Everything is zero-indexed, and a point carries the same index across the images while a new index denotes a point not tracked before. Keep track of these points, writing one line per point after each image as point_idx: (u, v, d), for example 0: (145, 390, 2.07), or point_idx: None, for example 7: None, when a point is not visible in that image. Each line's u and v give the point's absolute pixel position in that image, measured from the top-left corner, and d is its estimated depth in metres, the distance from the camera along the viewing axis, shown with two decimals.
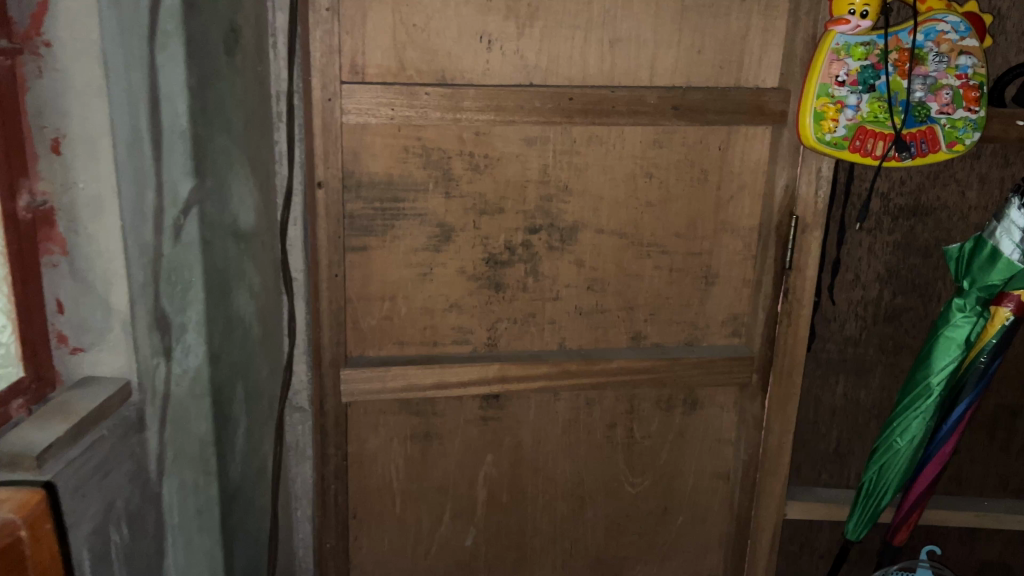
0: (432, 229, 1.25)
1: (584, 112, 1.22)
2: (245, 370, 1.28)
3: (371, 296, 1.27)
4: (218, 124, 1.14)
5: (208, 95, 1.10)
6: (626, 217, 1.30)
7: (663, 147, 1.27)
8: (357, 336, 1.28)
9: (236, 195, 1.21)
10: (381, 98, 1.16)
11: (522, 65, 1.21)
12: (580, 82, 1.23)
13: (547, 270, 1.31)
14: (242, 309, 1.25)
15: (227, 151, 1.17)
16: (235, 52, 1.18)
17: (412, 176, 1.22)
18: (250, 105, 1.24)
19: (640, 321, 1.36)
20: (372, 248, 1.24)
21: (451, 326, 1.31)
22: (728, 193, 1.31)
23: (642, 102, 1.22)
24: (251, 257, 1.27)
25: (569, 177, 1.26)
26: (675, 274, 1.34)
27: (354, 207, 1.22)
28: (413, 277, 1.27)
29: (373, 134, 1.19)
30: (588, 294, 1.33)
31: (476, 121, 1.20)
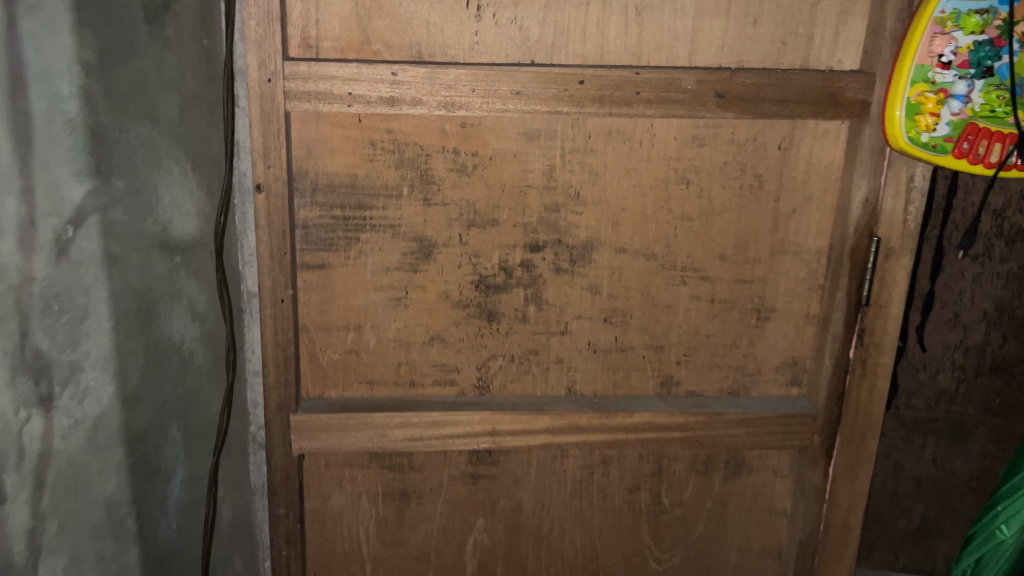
0: (407, 244, 1.00)
1: (598, 99, 0.94)
2: (181, 408, 1.06)
3: (333, 324, 1.03)
4: (133, 109, 0.91)
5: (113, 69, 0.87)
6: (654, 233, 1.02)
7: (704, 146, 0.99)
8: (315, 373, 1.05)
9: (167, 197, 0.99)
10: (337, 78, 0.91)
11: (521, 38, 0.93)
12: (596, 60, 0.95)
13: (554, 297, 1.04)
14: (176, 334, 1.03)
15: (150, 143, 0.95)
16: (163, 21, 0.95)
17: (382, 178, 0.97)
18: (189, 86, 1.01)
19: (672, 364, 1.07)
20: (332, 266, 1.00)
21: (432, 363, 1.05)
22: (790, 206, 1.02)
23: (674, 87, 0.95)
24: (188, 271, 1.05)
25: (581, 182, 0.99)
26: (718, 307, 1.05)
27: (308, 216, 0.98)
28: (384, 302, 1.02)
29: (330, 124, 0.94)
30: (606, 328, 1.05)
31: (458, 109, 0.94)
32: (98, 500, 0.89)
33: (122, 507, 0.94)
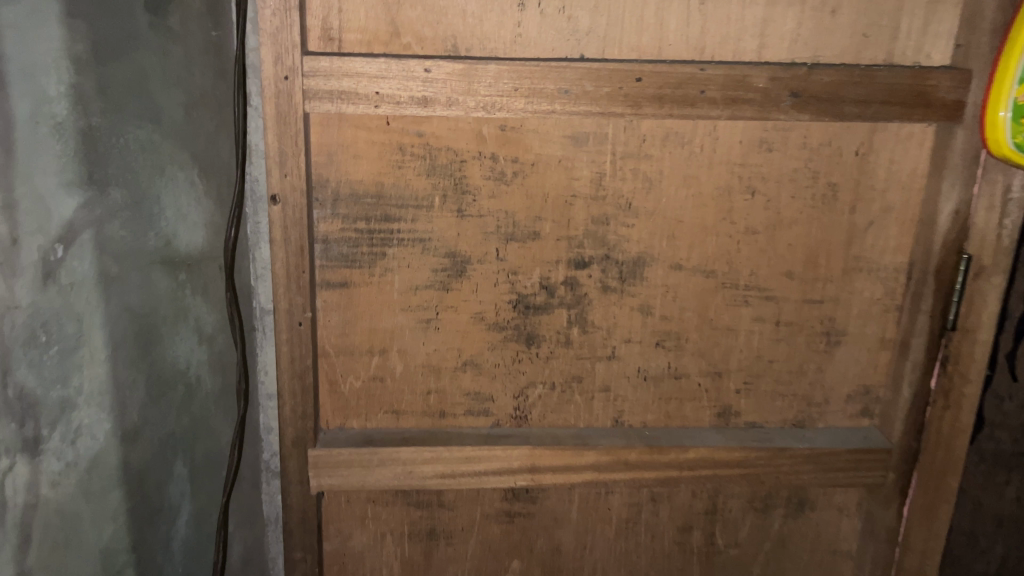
0: (438, 259, 0.90)
1: (658, 98, 0.83)
2: (187, 440, 0.96)
3: (355, 348, 0.92)
4: (133, 110, 0.81)
5: (108, 65, 0.76)
6: (714, 248, 0.91)
7: (772, 151, 0.88)
8: (335, 402, 0.94)
9: (171, 208, 0.88)
10: (363, 75, 0.81)
11: (570, 30, 0.83)
12: (653, 55, 0.84)
13: (600, 319, 0.93)
14: (181, 359, 0.93)
15: (152, 148, 0.84)
16: (166, 10, 0.85)
17: (411, 187, 0.87)
18: (195, 84, 0.91)
19: (731, 393, 0.97)
20: (355, 283, 0.90)
21: (464, 391, 0.95)
22: (866, 218, 0.91)
23: (744, 86, 0.83)
24: (195, 288, 0.94)
25: (634, 191, 0.89)
26: (783, 330, 0.94)
27: (329, 229, 0.87)
28: (411, 324, 0.92)
29: (354, 127, 0.84)
30: (658, 353, 0.94)
31: (499, 110, 0.83)
32: (93, 551, 0.79)
33: (120, 556, 0.84)
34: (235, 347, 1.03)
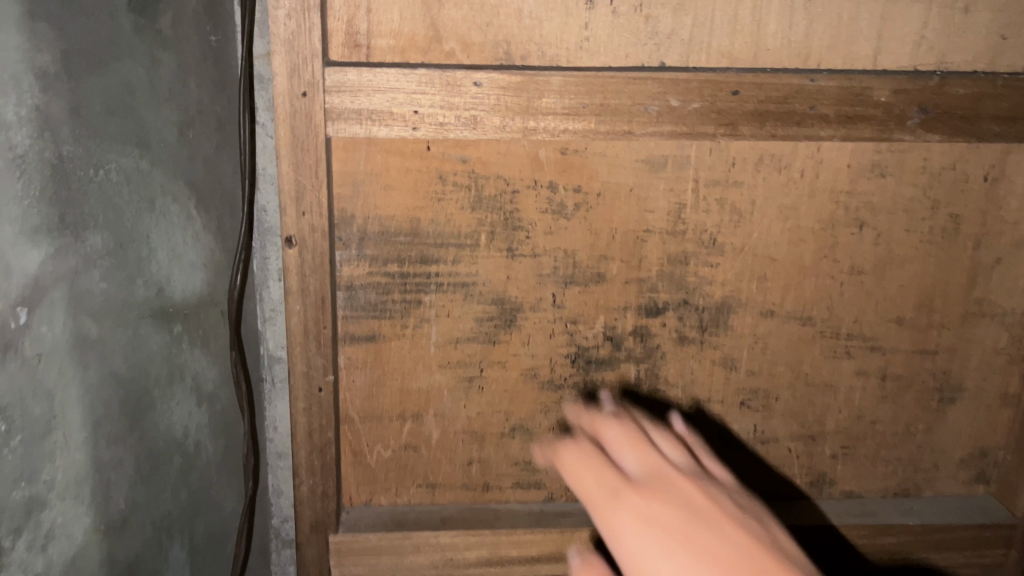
0: (484, 307, 0.75)
1: (757, 115, 0.70)
2: (186, 520, 0.81)
3: (383, 414, 0.77)
4: (116, 134, 0.65)
5: (84, 79, 0.61)
6: (813, 291, 0.76)
7: (885, 177, 0.73)
8: (360, 476, 0.80)
9: (163, 248, 0.73)
10: (398, 91, 0.66)
11: (648, 33, 0.68)
12: (749, 62, 0.69)
13: (674, 374, 0.78)
14: (177, 427, 0.78)
15: (139, 178, 0.69)
16: (156, 11, 0.70)
17: (451, 222, 0.72)
18: (190, 98, 0.76)
19: (826, 459, 0.82)
20: (384, 337, 0.75)
21: (512, 461, 0.80)
22: (993, 254, 0.76)
23: (861, 99, 0.70)
24: (193, 341, 0.79)
25: (719, 225, 0.74)
26: (889, 386, 0.80)
27: (354, 274, 0.72)
28: (451, 384, 0.77)
29: (386, 151, 0.69)
30: (741, 415, 0.80)
31: (561, 132, 0.69)
32: None
33: None
34: (241, 405, 0.88)
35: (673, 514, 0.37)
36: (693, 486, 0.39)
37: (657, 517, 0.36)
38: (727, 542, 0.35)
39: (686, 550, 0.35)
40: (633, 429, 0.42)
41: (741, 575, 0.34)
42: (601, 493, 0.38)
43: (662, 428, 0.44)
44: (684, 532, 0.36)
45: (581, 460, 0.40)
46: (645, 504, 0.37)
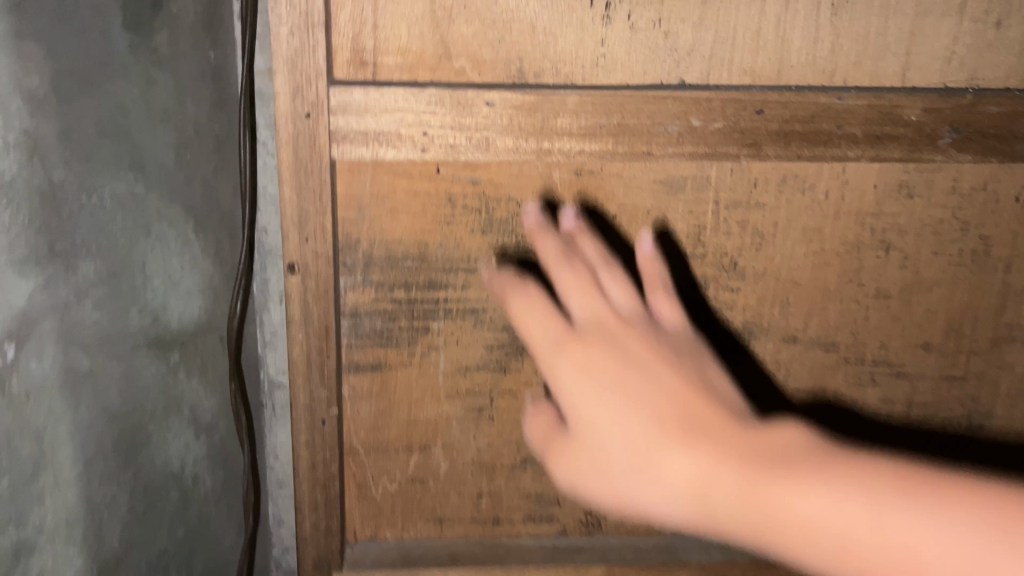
0: (495, 334, 0.72)
1: (782, 136, 0.67)
2: (183, 555, 0.77)
3: (389, 445, 0.74)
4: (109, 157, 0.62)
5: (75, 100, 0.58)
6: (837, 315, 0.73)
7: (913, 198, 0.70)
8: (364, 510, 0.76)
9: (159, 275, 0.70)
10: (406, 112, 0.63)
11: (667, 49, 0.65)
12: (772, 80, 0.66)
13: None
14: (174, 459, 0.75)
15: (133, 202, 0.66)
16: (151, 27, 0.66)
17: (461, 247, 0.69)
18: (187, 118, 0.73)
19: None
20: (391, 366, 0.72)
21: (524, 492, 0.77)
22: None
23: (891, 118, 0.67)
24: (190, 369, 0.76)
25: (740, 248, 0.71)
26: (915, 414, 0.77)
27: (359, 300, 0.69)
28: (460, 415, 0.74)
29: (393, 174, 0.66)
30: None
31: (577, 153, 0.66)
32: None
33: None
34: (241, 434, 0.84)
35: (607, 347, 0.48)
36: (624, 326, 0.50)
37: (595, 358, 0.48)
38: (654, 389, 0.44)
39: (615, 390, 0.45)
40: (585, 277, 0.54)
41: (666, 405, 0.43)
42: (549, 343, 0.50)
43: (614, 271, 0.55)
44: (618, 372, 0.46)
45: (530, 303, 0.54)
46: (585, 356, 0.48)
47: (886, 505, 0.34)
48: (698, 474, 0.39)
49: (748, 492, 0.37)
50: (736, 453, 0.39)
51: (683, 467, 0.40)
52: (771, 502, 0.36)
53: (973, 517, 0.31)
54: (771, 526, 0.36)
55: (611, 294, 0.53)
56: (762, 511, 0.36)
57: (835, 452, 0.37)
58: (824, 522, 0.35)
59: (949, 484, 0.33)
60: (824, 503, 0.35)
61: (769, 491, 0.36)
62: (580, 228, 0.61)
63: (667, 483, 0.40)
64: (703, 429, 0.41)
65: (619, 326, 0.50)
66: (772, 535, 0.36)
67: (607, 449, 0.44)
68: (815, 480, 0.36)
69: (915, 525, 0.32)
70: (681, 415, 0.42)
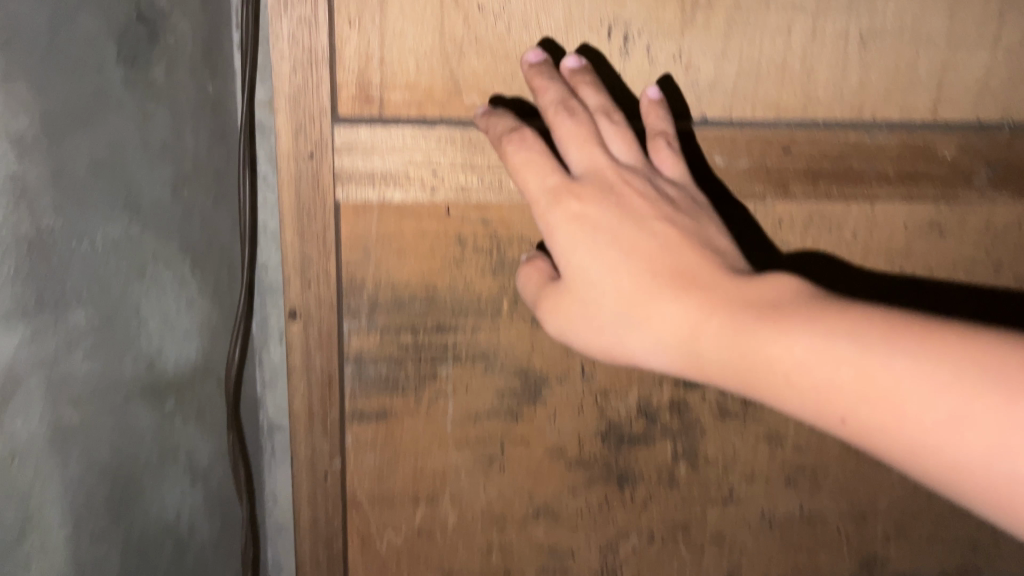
0: (506, 380, 0.68)
1: (811, 175, 0.64)
2: None
3: (395, 497, 0.71)
4: (103, 197, 0.59)
5: (67, 139, 0.54)
6: None
7: (945, 237, 0.67)
8: (369, 563, 0.73)
9: (155, 318, 0.66)
10: (415, 150, 0.61)
11: (687, 83, 0.62)
12: (797, 115, 0.63)
13: (715, 451, 0.72)
14: (169, 510, 0.71)
15: (129, 244, 0.62)
16: (147, 59, 0.63)
17: (471, 289, 0.65)
18: (185, 152, 0.69)
19: (878, 539, 0.76)
20: (397, 414, 0.68)
21: (537, 545, 0.73)
22: None
23: (924, 155, 0.64)
24: (187, 415, 0.72)
25: None
26: None
27: (364, 346, 0.66)
28: (470, 464, 0.70)
29: (400, 214, 0.62)
30: (787, 493, 0.73)
31: None
32: None
33: None
34: (238, 480, 0.81)
35: (605, 205, 0.51)
36: (621, 180, 0.52)
37: (592, 213, 0.50)
38: (649, 243, 0.49)
39: (613, 248, 0.49)
40: (582, 122, 0.54)
41: (654, 265, 0.48)
42: (544, 192, 0.52)
43: (614, 118, 0.55)
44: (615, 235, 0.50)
45: (526, 153, 0.53)
46: (579, 210, 0.50)
47: (872, 355, 0.38)
48: (689, 323, 0.45)
49: (738, 335, 0.43)
50: (717, 301, 0.45)
51: (676, 315, 0.46)
52: (760, 346, 0.42)
53: (960, 373, 0.35)
54: (753, 365, 0.42)
55: (610, 147, 0.55)
56: (748, 356, 0.42)
57: (827, 310, 0.41)
58: (810, 367, 0.40)
59: (943, 338, 0.37)
60: (803, 342, 0.40)
61: (748, 332, 0.42)
62: (581, 69, 0.57)
63: (656, 331, 0.47)
64: (693, 279, 0.47)
65: (617, 180, 0.52)
66: (759, 376, 0.42)
67: (603, 296, 0.49)
68: (797, 322, 0.41)
69: (905, 375, 0.37)
70: (675, 268, 0.47)
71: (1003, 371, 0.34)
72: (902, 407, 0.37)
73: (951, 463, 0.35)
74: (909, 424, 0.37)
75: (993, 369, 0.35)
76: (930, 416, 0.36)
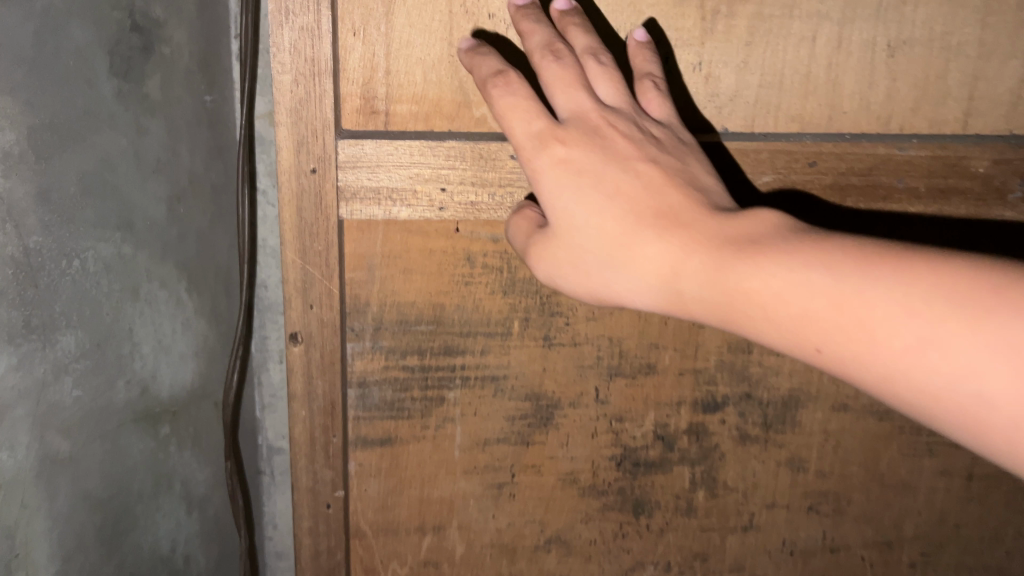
0: (516, 404, 0.65)
1: (839, 190, 0.61)
2: None
3: (400, 526, 0.67)
4: (94, 217, 0.56)
5: (55, 156, 0.51)
6: None
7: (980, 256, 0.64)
8: None
9: (150, 340, 0.63)
10: (423, 166, 0.57)
11: (707, 95, 0.59)
12: (822, 127, 0.60)
13: (734, 478, 0.69)
14: (164, 541, 0.67)
15: (122, 265, 0.59)
16: (142, 72, 0.60)
17: (480, 309, 0.62)
18: (180, 167, 0.66)
19: (903, 568, 0.73)
20: (402, 440, 0.65)
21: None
22: None
23: (957, 169, 0.61)
24: (183, 441, 0.69)
25: None
26: (976, 487, 0.71)
27: (368, 369, 0.63)
28: (478, 492, 0.67)
29: (406, 233, 0.59)
30: (809, 521, 0.70)
31: None
32: None
33: None
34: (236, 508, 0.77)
35: (582, 145, 0.44)
36: (602, 118, 0.46)
37: (575, 157, 0.44)
38: (627, 180, 0.42)
39: (589, 186, 0.43)
40: (567, 65, 0.48)
41: (629, 205, 0.41)
42: (526, 137, 0.45)
43: (603, 59, 0.49)
44: (591, 174, 0.43)
45: (503, 98, 0.47)
46: (564, 154, 0.44)
47: (851, 281, 0.32)
48: (667, 263, 0.39)
49: (714, 270, 0.37)
50: (698, 241, 0.38)
51: (657, 255, 0.40)
52: (737, 277, 0.36)
53: (944, 303, 0.29)
54: (737, 304, 0.36)
55: (596, 89, 0.48)
56: (728, 288, 0.36)
57: (813, 238, 0.35)
58: (788, 299, 0.34)
59: (930, 265, 0.30)
60: (795, 279, 0.33)
61: (731, 269, 0.36)
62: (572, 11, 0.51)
63: (635, 275, 0.41)
64: (676, 215, 0.40)
65: (601, 123, 0.46)
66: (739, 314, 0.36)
67: (580, 242, 0.43)
68: (788, 254, 0.34)
69: (888, 301, 0.30)
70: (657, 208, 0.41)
71: (1011, 299, 0.27)
72: (900, 357, 0.30)
73: (935, 397, 0.29)
74: (895, 355, 0.30)
75: (994, 297, 0.28)
76: (907, 342, 0.30)
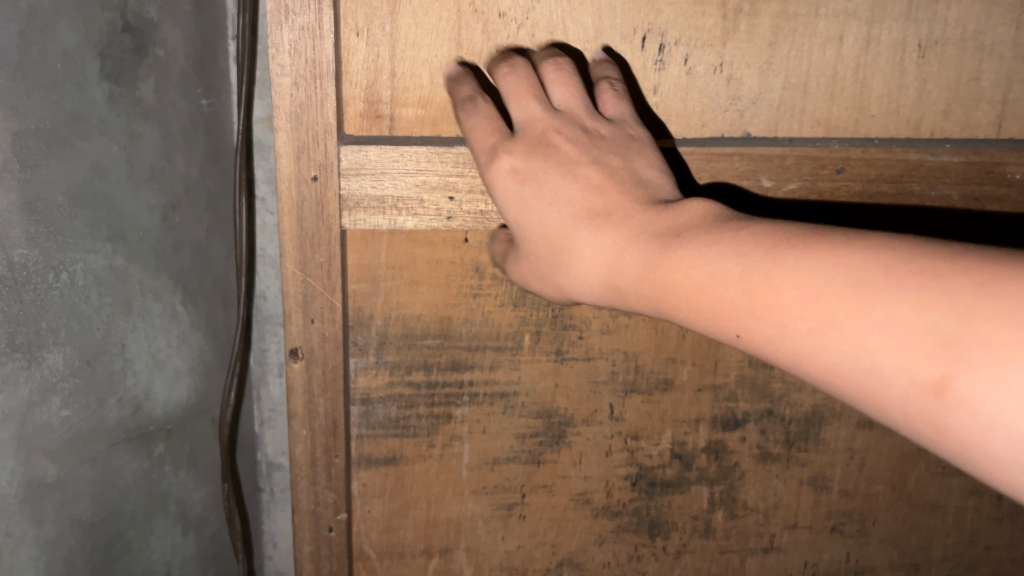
0: (527, 422, 0.62)
1: (867, 197, 0.58)
2: None
3: (406, 549, 0.65)
4: (84, 228, 0.53)
5: (42, 165, 0.48)
6: None
7: None
8: None
9: (143, 356, 0.60)
10: (430, 174, 0.54)
11: (729, 97, 0.56)
12: (849, 131, 0.57)
13: (755, 498, 0.66)
14: (159, 564, 0.65)
15: (114, 278, 0.57)
16: (135, 74, 0.57)
17: (489, 323, 0.59)
18: (176, 174, 0.64)
19: None
20: (407, 460, 0.62)
21: None
22: None
23: (989, 176, 0.59)
24: (179, 460, 0.66)
25: None
26: (1007, 507, 0.68)
27: (371, 386, 0.60)
28: (487, 514, 0.64)
29: (412, 244, 0.57)
30: (832, 542, 0.67)
31: None
32: None
33: None
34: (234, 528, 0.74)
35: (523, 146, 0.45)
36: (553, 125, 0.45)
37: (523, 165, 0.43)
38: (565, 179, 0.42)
39: (538, 196, 0.42)
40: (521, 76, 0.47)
41: (569, 204, 0.41)
42: (484, 154, 0.45)
43: (562, 66, 0.48)
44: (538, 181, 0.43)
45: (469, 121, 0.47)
46: (512, 166, 0.44)
47: (758, 269, 0.32)
48: (603, 257, 0.40)
49: (646, 263, 0.37)
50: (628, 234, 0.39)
51: (592, 248, 0.40)
52: (664, 270, 0.36)
53: (847, 282, 0.29)
54: (665, 294, 0.36)
55: (551, 96, 0.47)
56: (657, 282, 0.37)
57: (735, 225, 0.35)
58: (705, 285, 0.34)
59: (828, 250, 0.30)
60: (710, 264, 0.34)
61: (657, 258, 0.37)
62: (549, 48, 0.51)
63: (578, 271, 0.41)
64: (611, 209, 0.40)
65: (553, 132, 0.45)
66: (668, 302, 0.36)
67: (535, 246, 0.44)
68: (708, 242, 0.35)
69: (792, 285, 0.30)
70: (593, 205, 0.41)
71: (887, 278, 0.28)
72: (808, 338, 0.30)
73: (838, 373, 0.29)
74: (800, 336, 0.30)
75: (876, 275, 0.28)
76: (810, 324, 0.30)
